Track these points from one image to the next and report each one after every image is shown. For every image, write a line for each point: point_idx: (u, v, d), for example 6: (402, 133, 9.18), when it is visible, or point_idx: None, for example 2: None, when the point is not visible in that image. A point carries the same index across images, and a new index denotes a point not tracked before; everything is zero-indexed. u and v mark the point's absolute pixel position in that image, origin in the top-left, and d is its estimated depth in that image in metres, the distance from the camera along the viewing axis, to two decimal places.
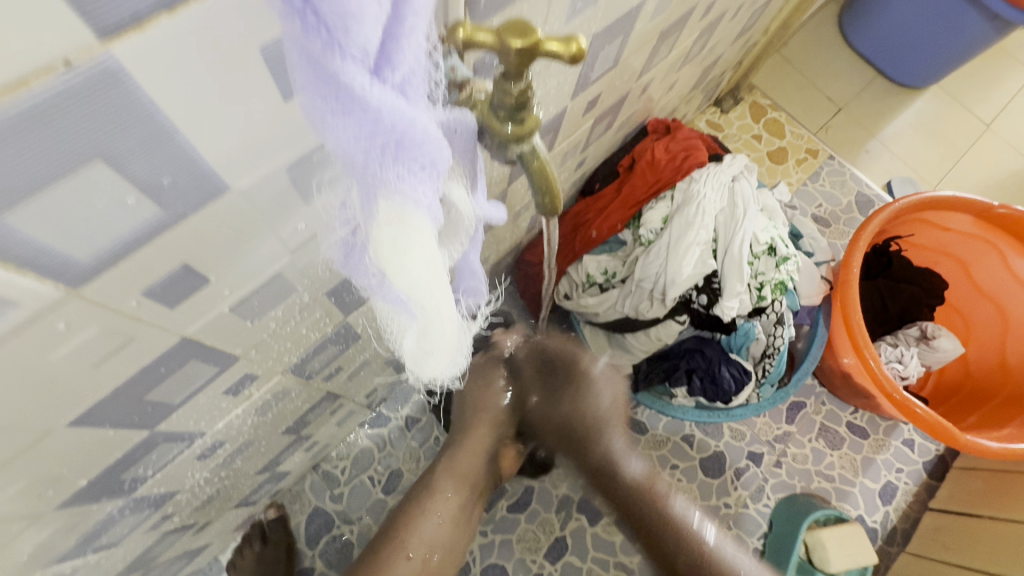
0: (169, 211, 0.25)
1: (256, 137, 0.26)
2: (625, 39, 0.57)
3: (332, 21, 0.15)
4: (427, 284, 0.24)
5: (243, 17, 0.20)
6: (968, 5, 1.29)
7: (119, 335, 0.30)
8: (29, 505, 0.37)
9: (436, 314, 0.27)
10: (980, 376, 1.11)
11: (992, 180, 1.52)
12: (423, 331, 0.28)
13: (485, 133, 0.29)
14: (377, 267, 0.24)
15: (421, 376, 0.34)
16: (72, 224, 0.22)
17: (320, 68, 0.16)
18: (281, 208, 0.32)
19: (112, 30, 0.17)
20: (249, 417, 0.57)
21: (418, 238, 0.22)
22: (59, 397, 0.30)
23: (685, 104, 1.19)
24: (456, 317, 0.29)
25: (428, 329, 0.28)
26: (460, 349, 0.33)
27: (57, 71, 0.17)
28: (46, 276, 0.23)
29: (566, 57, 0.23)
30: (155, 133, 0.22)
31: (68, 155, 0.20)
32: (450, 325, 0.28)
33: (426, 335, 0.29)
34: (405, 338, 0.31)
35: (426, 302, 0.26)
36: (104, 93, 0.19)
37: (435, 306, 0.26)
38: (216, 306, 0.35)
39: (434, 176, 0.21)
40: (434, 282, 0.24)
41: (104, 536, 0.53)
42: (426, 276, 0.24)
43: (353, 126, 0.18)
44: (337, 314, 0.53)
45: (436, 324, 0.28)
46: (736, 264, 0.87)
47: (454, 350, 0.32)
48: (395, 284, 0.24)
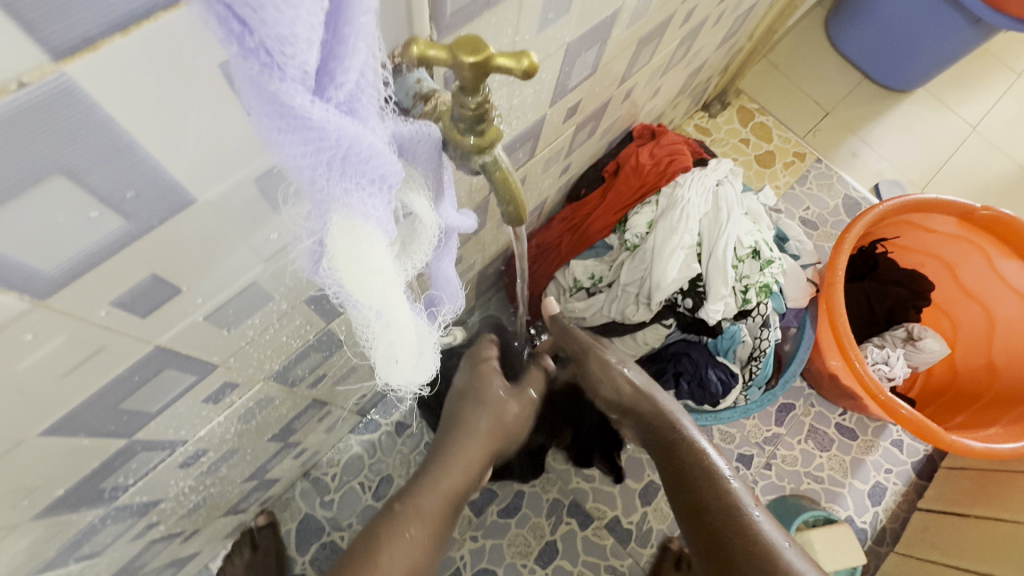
0: (134, 223, 0.26)
1: (219, 148, 0.26)
2: (603, 47, 0.58)
3: (269, 45, 0.16)
4: (384, 293, 0.25)
5: (198, 36, 0.21)
6: (951, 10, 1.31)
7: (90, 344, 0.30)
8: (6, 515, 0.38)
9: (395, 322, 0.27)
10: (967, 376, 1.12)
11: (979, 182, 1.53)
12: (385, 338, 0.29)
13: (448, 145, 0.29)
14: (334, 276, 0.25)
15: (388, 383, 0.34)
16: (35, 237, 0.22)
17: (260, 87, 0.17)
18: (251, 218, 0.32)
19: (65, 51, 0.18)
20: (232, 424, 0.57)
21: (371, 249, 0.23)
22: (29, 407, 0.30)
23: (672, 109, 1.20)
24: (417, 325, 0.30)
25: (389, 336, 0.29)
26: (426, 356, 0.34)
27: (12, 90, 0.18)
28: (12, 288, 0.23)
29: (518, 71, 0.24)
30: (114, 148, 0.22)
31: (26, 171, 0.20)
32: (410, 332, 0.29)
33: (388, 343, 0.29)
34: (370, 345, 0.32)
35: (385, 310, 0.26)
36: (60, 110, 0.19)
37: (393, 314, 0.27)
38: (189, 315, 0.35)
39: (384, 189, 0.22)
40: (390, 291, 0.25)
41: (87, 544, 0.53)
42: (381, 285, 0.24)
43: (297, 143, 0.18)
44: (318, 321, 0.53)
45: (396, 332, 0.28)
46: (721, 267, 0.88)
47: (418, 357, 0.32)
48: (351, 292, 0.25)
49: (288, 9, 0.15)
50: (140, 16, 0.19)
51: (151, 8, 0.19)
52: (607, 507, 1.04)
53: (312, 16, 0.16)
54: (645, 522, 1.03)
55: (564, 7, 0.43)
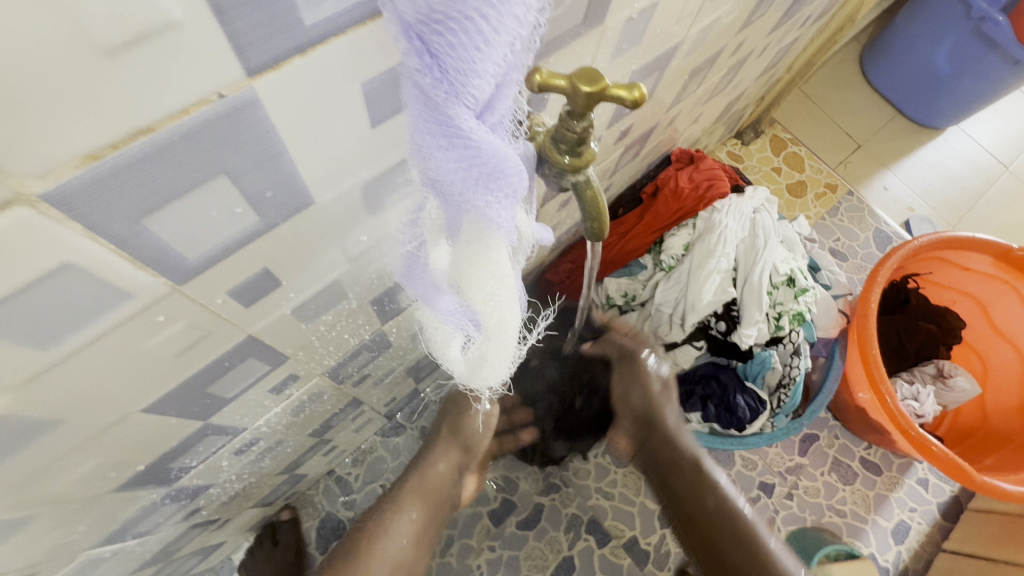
0: (264, 220, 0.28)
1: (342, 157, 0.29)
2: (660, 75, 0.60)
3: (452, 74, 0.19)
4: (498, 296, 0.28)
5: (356, 58, 0.24)
6: (986, 51, 1.31)
7: (200, 329, 0.32)
8: (92, 485, 0.40)
9: (502, 323, 0.30)
10: (999, 419, 1.10)
11: (1012, 224, 1.53)
12: (489, 340, 0.32)
13: (543, 163, 0.32)
14: (456, 280, 0.28)
15: (479, 382, 0.37)
16: (191, 229, 0.25)
17: (437, 110, 0.20)
18: (350, 220, 0.35)
19: (256, 70, 0.21)
20: (285, 416, 0.59)
21: (497, 255, 0.25)
22: (141, 383, 0.33)
23: (707, 135, 1.22)
24: (518, 331, 0.32)
25: (495, 337, 0.31)
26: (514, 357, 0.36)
27: (211, 101, 0.20)
28: (161, 272, 0.26)
29: (629, 101, 0.26)
30: (268, 154, 0.25)
31: (200, 172, 0.23)
32: (512, 335, 0.32)
33: (491, 343, 0.32)
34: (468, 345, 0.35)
35: (494, 312, 0.29)
36: (239, 120, 0.22)
37: (500, 317, 0.29)
38: (280, 308, 0.38)
39: (514, 203, 0.24)
40: (504, 292, 0.28)
41: (141, 523, 0.55)
42: (497, 288, 0.27)
43: (455, 157, 0.21)
44: (375, 322, 0.56)
45: (501, 333, 0.31)
46: (755, 293, 0.89)
47: (509, 359, 0.35)
48: (468, 295, 0.28)
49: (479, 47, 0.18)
50: (319, 40, 0.22)
51: (329, 34, 0.22)
52: (625, 526, 1.05)
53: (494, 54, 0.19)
54: (663, 545, 1.03)
55: (637, 39, 0.46)
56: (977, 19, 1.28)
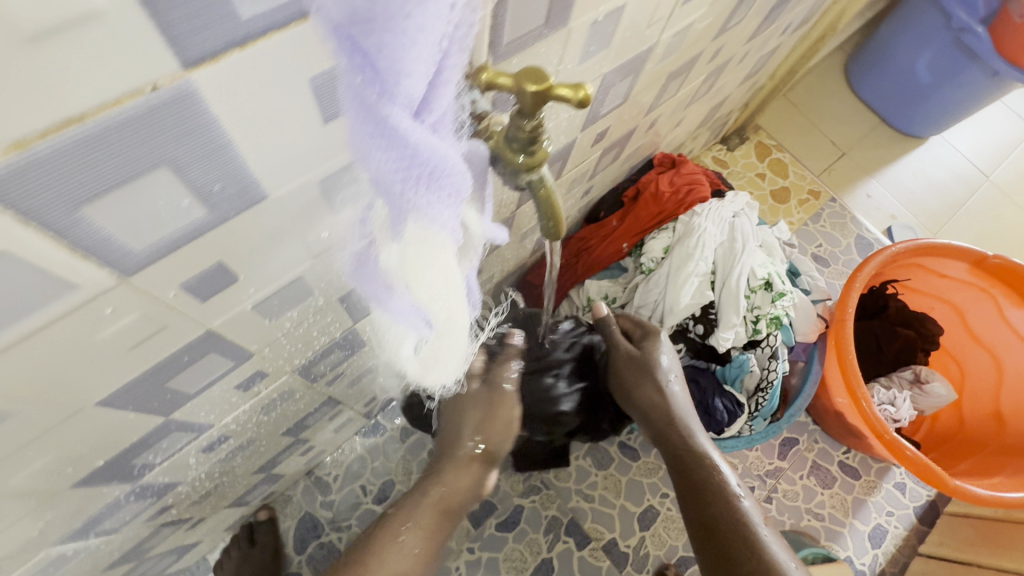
0: (214, 214, 0.29)
1: (295, 152, 0.29)
2: (635, 79, 0.61)
3: (384, 74, 0.19)
4: (445, 293, 0.28)
5: (299, 54, 0.24)
6: (966, 61, 1.33)
7: (154, 322, 0.32)
8: (50, 480, 0.40)
9: (452, 319, 0.31)
10: (974, 424, 1.11)
11: (992, 232, 1.55)
12: (440, 338, 0.32)
13: (497, 162, 0.32)
14: (403, 277, 0.28)
15: (427, 379, 0.38)
16: (135, 220, 0.25)
17: (372, 110, 0.20)
18: (309, 216, 0.35)
19: (193, 62, 0.21)
20: (255, 414, 0.59)
21: (441, 252, 0.26)
22: (95, 375, 0.33)
23: (691, 140, 1.23)
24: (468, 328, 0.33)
25: (445, 334, 0.32)
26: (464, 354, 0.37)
27: (145, 92, 0.20)
28: (104, 263, 0.26)
29: (574, 101, 0.26)
30: (213, 146, 0.25)
31: (139, 163, 0.23)
32: (462, 333, 0.33)
33: (442, 340, 0.33)
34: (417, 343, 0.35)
35: (443, 310, 0.29)
36: (177, 113, 0.22)
37: (449, 314, 0.30)
38: (240, 303, 0.38)
39: (456, 201, 0.25)
40: (452, 290, 0.29)
41: (106, 521, 0.54)
42: (445, 285, 0.28)
43: (392, 157, 0.21)
44: (346, 320, 0.55)
45: (450, 330, 0.32)
46: (733, 296, 0.89)
47: (459, 356, 0.35)
48: (417, 292, 0.28)
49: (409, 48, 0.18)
50: (258, 35, 0.22)
51: (268, 29, 0.22)
52: (605, 528, 1.05)
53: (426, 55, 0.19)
54: (642, 548, 1.03)
55: (605, 41, 0.46)
56: (957, 30, 1.30)
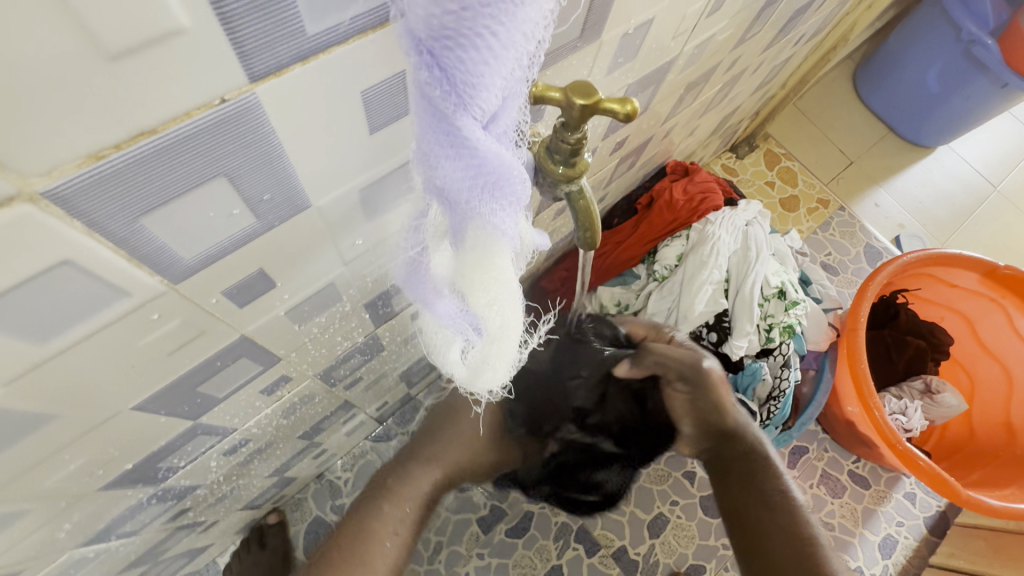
0: (261, 222, 0.29)
1: (340, 163, 0.29)
2: (656, 89, 0.62)
3: (462, 88, 0.20)
4: (502, 302, 0.28)
5: (355, 67, 0.24)
6: (976, 74, 1.34)
7: (194, 328, 0.33)
8: (81, 483, 0.40)
9: (506, 328, 0.30)
10: (985, 435, 1.11)
11: (1000, 242, 1.55)
12: (489, 346, 0.32)
13: (537, 172, 0.32)
14: (461, 286, 0.29)
15: (476, 387, 0.37)
16: (188, 229, 0.25)
17: (447, 122, 0.20)
18: (346, 224, 0.35)
19: (259, 76, 0.21)
20: (276, 417, 0.59)
21: (503, 264, 0.26)
22: (133, 380, 0.33)
23: (703, 148, 1.24)
24: (520, 335, 0.33)
25: (496, 345, 0.32)
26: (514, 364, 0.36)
27: (214, 105, 0.21)
28: (157, 271, 0.26)
29: (622, 114, 0.26)
30: (267, 157, 0.25)
31: (200, 174, 0.23)
32: (513, 340, 0.32)
33: (493, 350, 0.32)
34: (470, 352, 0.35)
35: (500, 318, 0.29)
36: (241, 124, 0.22)
37: (506, 322, 0.30)
38: (274, 309, 0.38)
39: (517, 211, 0.25)
40: (508, 299, 0.28)
41: (126, 523, 0.55)
42: (502, 294, 0.28)
43: (461, 168, 0.22)
44: (369, 326, 0.56)
45: (502, 339, 0.31)
46: (747, 305, 0.90)
47: (510, 365, 0.35)
48: (474, 300, 0.28)
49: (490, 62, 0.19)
50: (320, 49, 0.22)
51: (329, 43, 0.22)
52: (614, 535, 1.05)
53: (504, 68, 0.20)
54: (651, 555, 1.03)
55: (633, 53, 0.47)
56: (967, 41, 1.31)
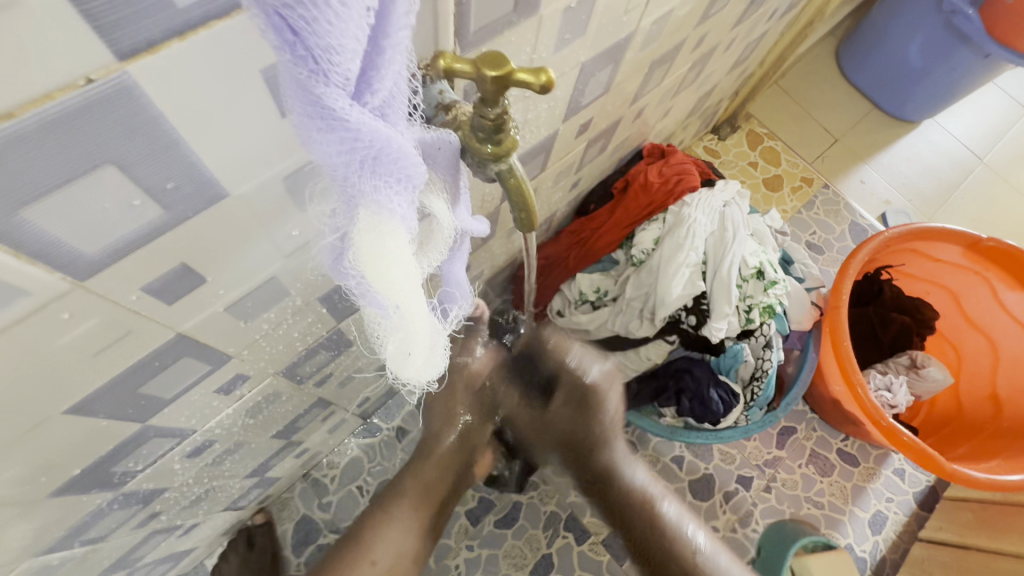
0: (172, 214, 0.28)
1: (254, 150, 0.28)
2: (617, 67, 0.60)
3: (317, 53, 0.18)
4: (403, 287, 0.27)
5: (245, 43, 0.23)
6: (958, 44, 1.32)
7: (118, 327, 0.32)
8: (23, 490, 0.39)
9: (411, 313, 0.29)
10: (973, 408, 1.10)
11: (987, 215, 1.54)
12: (402, 332, 0.31)
13: (466, 152, 0.31)
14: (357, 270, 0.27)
15: (401, 379, 0.36)
16: (83, 221, 0.24)
17: (307, 91, 0.19)
18: (277, 214, 0.34)
19: (129, 54, 0.20)
20: (240, 417, 0.58)
21: (393, 243, 0.25)
22: (60, 383, 0.32)
23: (682, 130, 1.22)
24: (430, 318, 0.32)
25: (404, 332, 0.31)
26: (436, 350, 0.36)
27: (78, 86, 0.20)
28: (56, 267, 0.25)
29: (536, 86, 0.26)
30: (162, 143, 0.24)
31: (81, 161, 0.22)
32: (425, 324, 0.31)
33: (402, 337, 0.31)
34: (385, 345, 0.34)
35: (405, 304, 0.28)
36: (119, 106, 0.21)
37: (410, 308, 0.29)
38: (211, 305, 0.37)
39: (406, 187, 0.25)
40: (410, 283, 0.28)
41: (92, 529, 0.54)
42: (403, 282, 0.27)
43: (335, 142, 0.21)
44: (329, 321, 0.55)
45: (412, 325, 0.31)
46: (725, 286, 0.89)
47: (429, 349, 0.34)
48: (375, 288, 0.27)
49: (338, 22, 0.18)
50: (197, 24, 0.21)
51: (208, 17, 0.21)
52: (604, 523, 1.04)
53: (356, 29, 0.19)
54: None
55: (581, 28, 0.45)
56: (948, 12, 1.29)
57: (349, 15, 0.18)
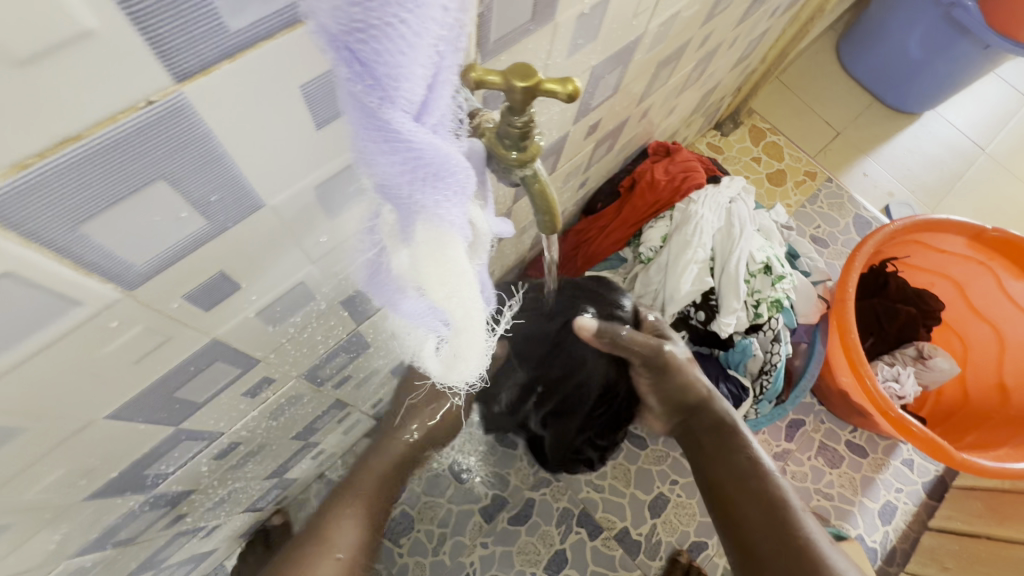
0: (213, 224, 0.29)
1: (290, 161, 0.30)
2: (625, 69, 0.61)
3: (384, 81, 0.20)
4: (460, 290, 0.29)
5: (287, 61, 0.24)
6: (958, 36, 1.32)
7: (159, 334, 0.33)
8: (64, 493, 0.40)
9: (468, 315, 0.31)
10: (980, 397, 1.12)
11: (990, 205, 1.55)
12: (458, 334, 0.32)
13: (491, 159, 0.32)
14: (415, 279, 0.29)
15: (451, 379, 0.38)
16: (134, 234, 0.25)
17: (375, 116, 0.20)
18: (308, 222, 0.35)
19: (184, 75, 0.21)
20: (263, 420, 0.59)
21: (454, 252, 0.27)
22: (104, 389, 0.33)
23: (686, 127, 1.23)
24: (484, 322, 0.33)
25: (462, 333, 0.32)
26: (485, 353, 0.37)
27: (139, 108, 0.21)
28: (106, 279, 0.26)
29: (563, 94, 0.27)
30: (208, 158, 0.25)
31: (137, 178, 0.23)
32: (479, 326, 0.33)
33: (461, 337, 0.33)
34: (437, 348, 0.36)
35: (460, 308, 0.30)
36: (173, 125, 0.22)
37: (467, 311, 0.31)
38: (243, 311, 0.38)
39: (463, 199, 0.26)
40: (466, 288, 0.29)
41: (122, 531, 0.55)
42: (460, 286, 0.29)
43: (397, 161, 0.22)
44: (350, 323, 0.56)
45: (466, 327, 0.32)
46: (733, 281, 0.90)
47: (480, 352, 0.36)
48: (433, 294, 0.29)
49: (407, 51, 0.19)
50: (246, 44, 0.22)
51: (257, 38, 0.22)
52: (616, 518, 1.06)
53: (422, 56, 0.20)
54: (654, 534, 1.04)
55: (593, 33, 0.46)
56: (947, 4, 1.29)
57: (417, 44, 0.19)
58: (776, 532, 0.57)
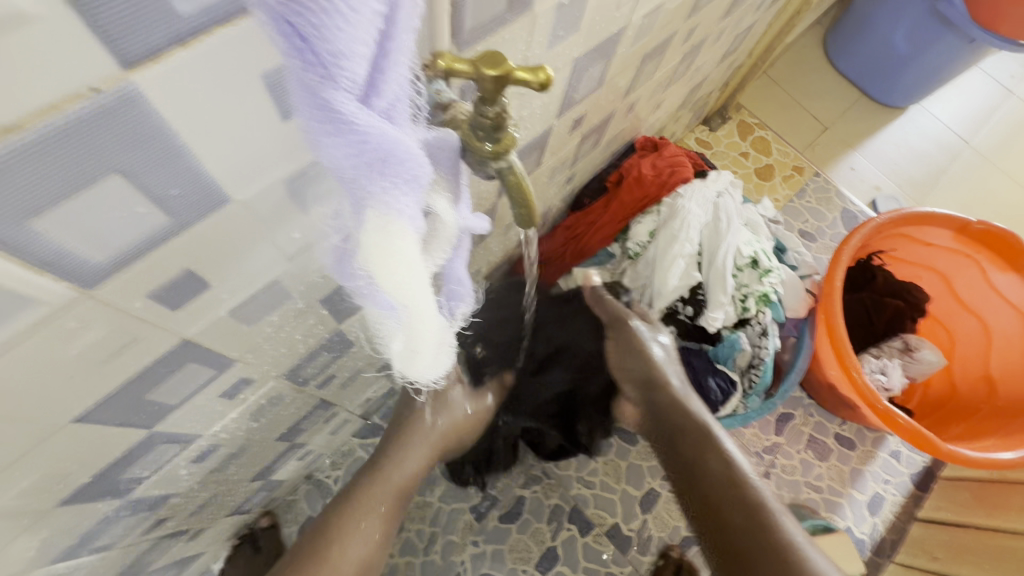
0: (176, 220, 0.28)
1: (257, 154, 0.29)
2: (609, 62, 0.61)
3: (326, 59, 0.19)
4: (409, 283, 0.28)
5: (245, 49, 0.23)
6: (943, 31, 1.33)
7: (126, 334, 0.32)
8: (34, 500, 0.39)
9: (418, 310, 0.30)
10: (966, 389, 1.12)
11: (975, 198, 1.56)
12: (410, 328, 0.31)
13: (466, 152, 0.32)
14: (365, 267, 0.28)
15: (405, 374, 0.38)
16: (90, 231, 0.24)
17: (315, 95, 0.20)
18: (279, 218, 0.34)
19: (134, 62, 0.20)
20: (244, 421, 0.58)
21: (401, 242, 0.26)
22: (70, 392, 0.32)
23: (673, 122, 1.23)
24: (439, 317, 0.32)
25: (414, 327, 0.31)
26: (442, 348, 0.37)
27: (87, 96, 0.20)
28: (63, 276, 0.25)
29: (535, 83, 0.26)
30: (167, 151, 0.24)
31: (89, 170, 0.22)
32: (433, 321, 0.32)
33: (411, 331, 0.32)
34: (393, 341, 0.35)
35: (411, 301, 0.29)
36: (125, 115, 0.21)
37: (418, 307, 0.30)
38: (216, 310, 0.37)
39: (414, 188, 0.25)
40: (417, 281, 0.28)
41: (100, 537, 0.54)
42: (410, 279, 0.28)
43: (343, 146, 0.21)
44: (331, 322, 0.55)
45: (419, 322, 0.31)
46: (720, 276, 0.91)
47: (435, 347, 0.35)
48: (382, 285, 0.28)
49: (347, 28, 0.18)
50: (200, 31, 0.21)
51: (211, 23, 0.21)
52: (607, 513, 1.05)
53: (366, 34, 0.19)
54: (645, 530, 1.04)
55: (573, 24, 0.46)
56: None
57: (359, 21, 0.18)
58: (753, 531, 0.59)
